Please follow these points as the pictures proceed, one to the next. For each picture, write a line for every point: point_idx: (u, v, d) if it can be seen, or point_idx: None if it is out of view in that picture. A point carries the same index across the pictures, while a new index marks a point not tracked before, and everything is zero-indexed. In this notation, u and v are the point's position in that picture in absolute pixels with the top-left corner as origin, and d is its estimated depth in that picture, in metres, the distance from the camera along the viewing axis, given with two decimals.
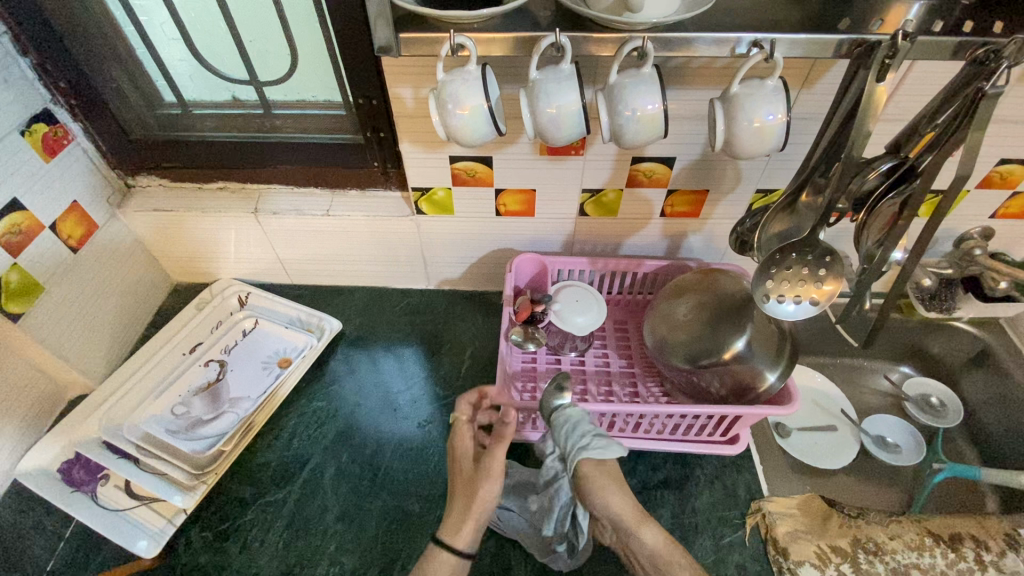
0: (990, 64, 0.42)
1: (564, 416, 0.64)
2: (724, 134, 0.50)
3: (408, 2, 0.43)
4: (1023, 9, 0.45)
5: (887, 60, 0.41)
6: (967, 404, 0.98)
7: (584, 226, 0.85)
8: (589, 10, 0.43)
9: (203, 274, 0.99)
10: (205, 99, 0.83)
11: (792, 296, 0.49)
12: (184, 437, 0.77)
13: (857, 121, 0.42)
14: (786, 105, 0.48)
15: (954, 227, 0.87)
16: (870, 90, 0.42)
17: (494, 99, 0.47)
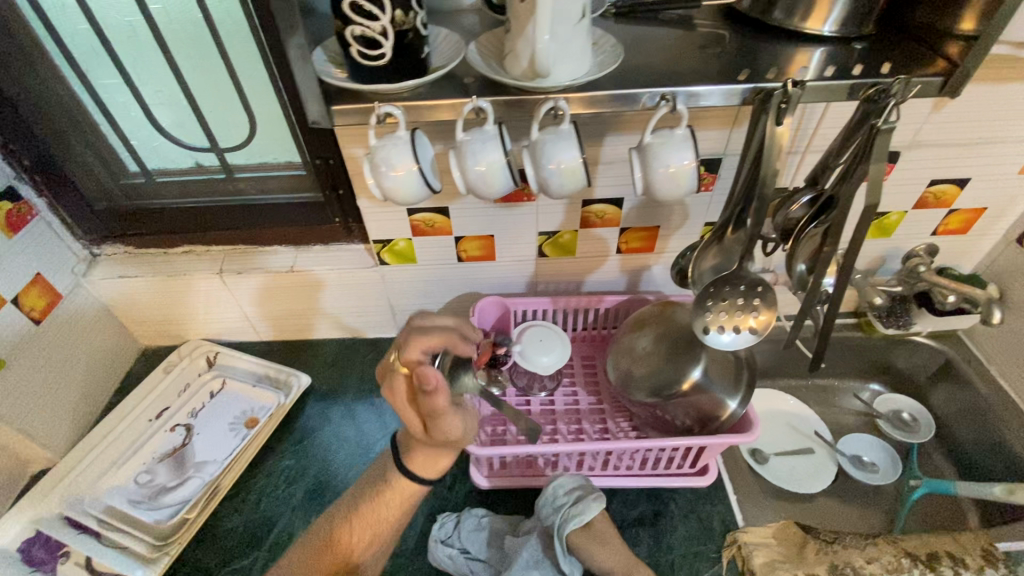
0: (880, 100, 0.45)
1: (546, 489, 0.69)
2: (643, 180, 0.53)
3: (339, 78, 0.45)
4: (907, 54, 0.50)
5: (783, 105, 0.44)
6: (938, 418, 0.99)
7: (545, 267, 0.87)
8: (505, 76, 0.46)
9: (173, 337, 0.99)
10: (169, 167, 0.85)
11: (730, 326, 0.51)
12: (146, 507, 0.75)
13: (764, 162, 0.44)
14: (693, 152, 0.50)
15: (899, 246, 0.90)
16: (772, 134, 0.44)
17: (425, 161, 0.50)
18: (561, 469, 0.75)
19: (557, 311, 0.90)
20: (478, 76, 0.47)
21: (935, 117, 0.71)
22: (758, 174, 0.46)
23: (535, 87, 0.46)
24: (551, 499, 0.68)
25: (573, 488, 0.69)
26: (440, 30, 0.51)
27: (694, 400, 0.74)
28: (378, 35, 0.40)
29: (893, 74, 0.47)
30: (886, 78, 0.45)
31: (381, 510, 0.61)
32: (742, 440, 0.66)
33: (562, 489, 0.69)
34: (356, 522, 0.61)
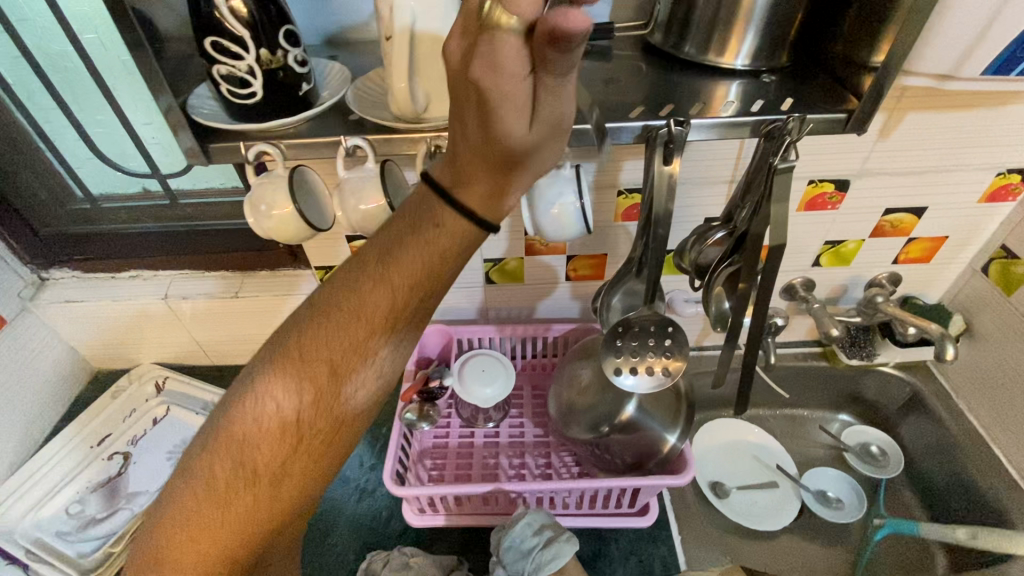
0: (779, 136, 0.44)
1: (513, 530, 0.65)
2: (532, 220, 0.51)
3: (214, 115, 0.43)
4: (816, 91, 0.48)
5: (669, 146, 0.43)
6: (907, 452, 0.95)
7: (494, 294, 0.85)
8: (377, 117, 0.42)
9: (125, 361, 0.98)
10: (114, 192, 0.85)
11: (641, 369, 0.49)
12: (73, 539, 0.74)
13: (657, 204, 0.44)
14: (576, 192, 0.49)
15: (861, 275, 0.87)
16: (659, 175, 0.44)
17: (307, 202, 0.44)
18: (494, 508, 0.72)
19: (504, 340, 0.88)
20: (356, 115, 0.44)
21: (883, 146, 0.69)
22: (650, 214, 0.45)
23: (415, 125, 0.42)
24: (521, 540, 0.64)
25: (542, 528, 0.65)
26: (331, 63, 0.49)
27: (633, 436, 0.71)
28: (244, 73, 0.39)
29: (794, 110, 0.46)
30: (782, 116, 0.44)
31: (405, 266, 0.34)
32: (674, 481, 0.64)
33: (530, 529, 0.65)
34: (357, 303, 0.36)
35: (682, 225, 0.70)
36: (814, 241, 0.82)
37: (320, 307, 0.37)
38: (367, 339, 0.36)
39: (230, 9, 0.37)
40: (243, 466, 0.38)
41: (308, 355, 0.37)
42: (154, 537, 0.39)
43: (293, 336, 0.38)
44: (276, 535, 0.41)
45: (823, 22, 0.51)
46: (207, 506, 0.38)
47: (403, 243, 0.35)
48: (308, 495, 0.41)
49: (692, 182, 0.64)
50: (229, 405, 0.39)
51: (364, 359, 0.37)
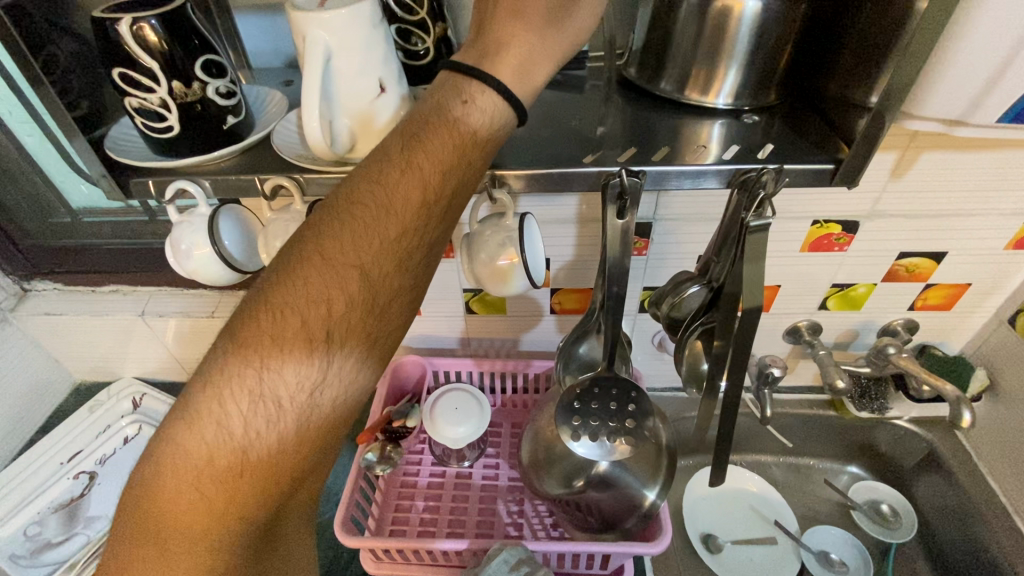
0: (751, 188, 0.40)
1: (489, 565, 0.59)
2: (474, 268, 0.50)
3: (134, 157, 0.41)
4: (798, 139, 0.44)
5: (623, 199, 0.40)
6: (921, 513, 0.87)
7: (474, 325, 0.80)
8: (307, 160, 0.40)
9: (106, 374, 0.97)
10: (95, 207, 0.83)
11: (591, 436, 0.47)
12: (26, 564, 0.73)
13: (608, 258, 0.43)
14: (518, 245, 0.48)
15: (873, 320, 0.80)
16: (612, 229, 0.42)
17: (228, 240, 0.45)
18: (455, 562, 0.67)
19: (483, 374, 0.84)
20: (287, 157, 0.41)
21: (896, 186, 0.62)
22: (604, 265, 0.44)
23: (342, 167, 0.40)
24: None
25: (518, 565, 0.60)
26: (272, 91, 0.47)
27: (610, 491, 0.64)
28: (157, 106, 0.37)
29: (772, 159, 0.42)
30: (757, 168, 0.40)
31: (436, 153, 0.35)
32: (644, 551, 0.60)
33: (507, 565, 0.59)
34: (386, 198, 0.35)
35: (670, 265, 0.64)
36: (821, 283, 0.75)
37: (344, 208, 0.35)
38: (400, 234, 0.35)
39: (140, 41, 0.35)
40: (263, 391, 0.33)
41: (337, 257, 0.34)
42: (162, 499, 0.33)
43: (315, 241, 0.35)
44: (301, 476, 0.36)
45: (822, 55, 0.46)
46: (226, 445, 0.33)
47: (428, 136, 0.36)
48: (337, 424, 0.37)
49: (678, 219, 0.59)
50: (233, 334, 0.34)
51: (399, 256, 0.35)
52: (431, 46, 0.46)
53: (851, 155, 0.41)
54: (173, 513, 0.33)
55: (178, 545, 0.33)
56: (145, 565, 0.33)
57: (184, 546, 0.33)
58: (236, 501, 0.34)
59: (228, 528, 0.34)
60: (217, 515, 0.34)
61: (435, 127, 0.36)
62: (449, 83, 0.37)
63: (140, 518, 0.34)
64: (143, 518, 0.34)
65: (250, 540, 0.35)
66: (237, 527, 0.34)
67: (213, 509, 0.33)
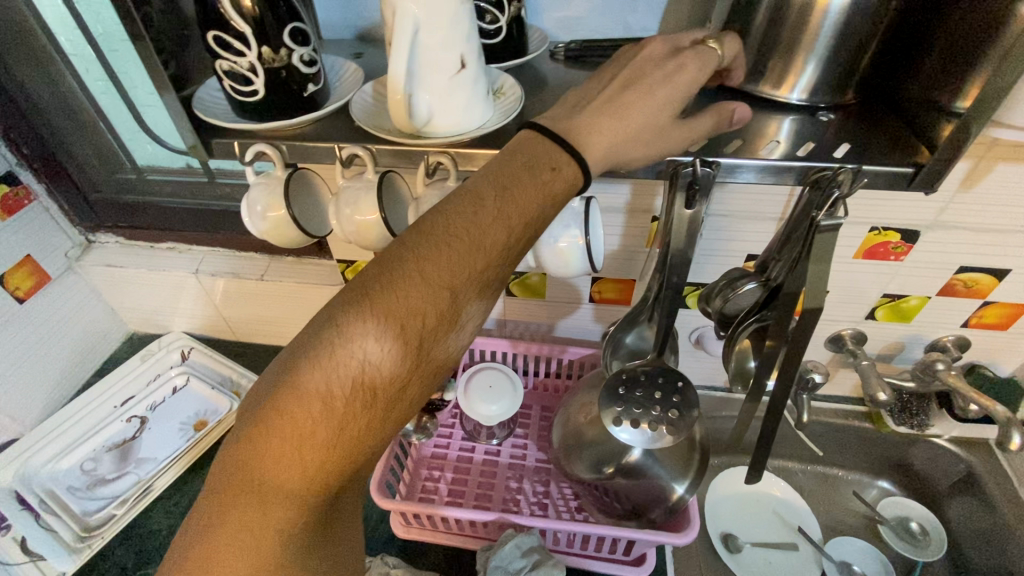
0: (826, 188, 0.40)
1: (501, 549, 0.63)
2: (535, 252, 0.50)
3: (220, 117, 0.43)
4: (873, 141, 0.43)
5: (694, 188, 0.40)
6: (952, 534, 0.85)
7: (512, 307, 0.81)
8: (383, 130, 0.41)
9: (157, 327, 1.02)
10: (159, 166, 0.87)
11: (631, 421, 0.46)
12: (83, 495, 0.78)
13: (673, 246, 0.43)
14: (582, 228, 0.48)
15: (922, 334, 0.78)
16: (680, 217, 0.42)
17: (301, 205, 0.47)
18: (480, 532, 0.68)
19: (517, 355, 0.85)
20: (359, 123, 0.43)
21: (964, 198, 0.60)
22: (666, 255, 0.45)
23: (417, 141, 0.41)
24: (508, 561, 0.63)
25: (529, 551, 0.64)
26: (348, 62, 0.48)
27: (638, 481, 0.65)
28: (246, 72, 0.39)
29: (849, 159, 0.41)
30: (833, 165, 0.39)
31: (535, 181, 0.38)
32: (672, 541, 0.60)
33: (518, 551, 0.63)
34: (489, 214, 0.37)
35: (719, 261, 0.63)
36: (871, 292, 0.73)
37: (440, 227, 0.37)
38: (497, 250, 0.37)
39: (236, 8, 0.36)
40: (361, 383, 0.35)
41: (439, 260, 0.36)
42: (259, 457, 0.34)
43: (413, 248, 0.36)
44: (371, 458, 0.38)
45: (907, 55, 0.44)
46: (326, 423, 0.34)
47: (520, 179, 0.38)
48: (402, 420, 0.39)
49: (731, 216, 0.58)
50: (338, 318, 0.35)
51: (481, 281, 0.37)
52: (503, 25, 0.47)
53: (933, 160, 0.40)
54: (264, 481, 0.34)
55: (274, 500, 0.34)
56: (235, 514, 0.34)
57: (274, 506, 0.34)
58: (321, 474, 0.35)
59: (313, 494, 0.35)
60: (305, 485, 0.35)
61: (536, 164, 0.38)
62: (534, 143, 0.39)
63: (234, 473, 0.34)
64: (237, 472, 0.34)
65: (325, 507, 0.37)
66: (318, 499, 0.36)
67: (301, 479, 0.35)
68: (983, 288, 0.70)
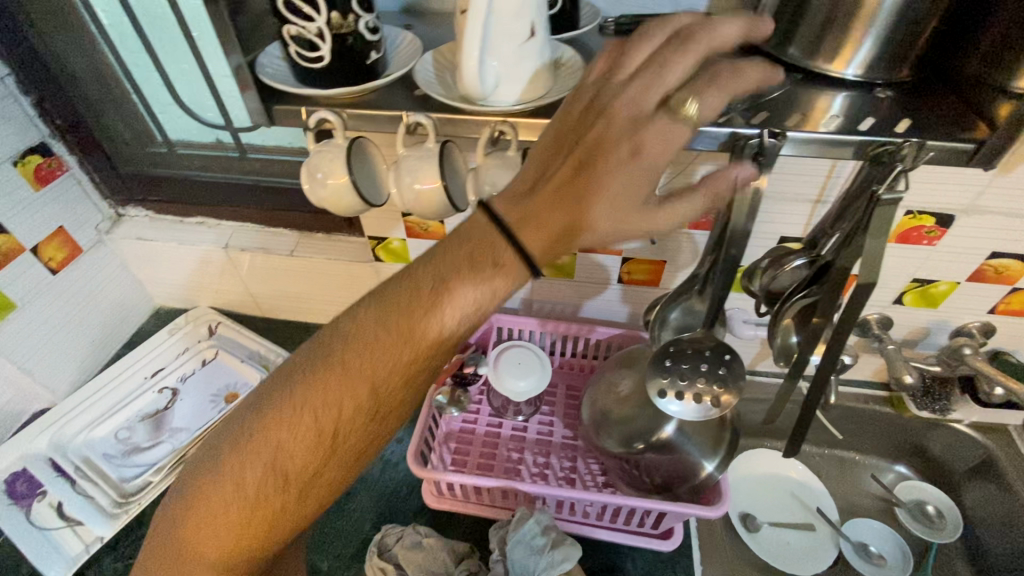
0: (888, 162, 0.40)
1: (523, 523, 0.64)
2: None
3: (282, 79, 0.44)
4: (931, 118, 0.43)
5: (760, 158, 0.40)
6: (967, 518, 0.87)
7: (540, 286, 0.82)
8: (444, 95, 0.42)
9: (184, 301, 1.03)
10: (192, 140, 0.88)
11: (674, 393, 0.47)
12: (119, 463, 0.80)
13: (736, 217, 0.41)
14: None
15: (948, 320, 0.79)
16: (743, 187, 0.40)
17: (361, 168, 0.46)
18: (510, 504, 0.70)
19: (545, 335, 0.86)
20: (422, 91, 0.44)
21: (1003, 182, 0.61)
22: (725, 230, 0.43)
23: (482, 109, 0.42)
24: (530, 536, 0.64)
25: (549, 528, 0.65)
26: (404, 33, 0.48)
27: (669, 457, 0.66)
28: (313, 37, 0.39)
29: (909, 135, 0.41)
30: (895, 141, 0.40)
31: (457, 289, 0.39)
32: (705, 515, 0.61)
33: (539, 527, 0.64)
34: (402, 327, 0.40)
35: (754, 241, 0.64)
36: (901, 277, 0.74)
37: (356, 335, 0.41)
38: (407, 362, 0.41)
39: None
40: (273, 471, 0.41)
41: (349, 368, 0.41)
42: (192, 520, 0.42)
43: (330, 353, 0.41)
44: (292, 533, 0.44)
45: (964, 33, 0.44)
46: (237, 502, 0.41)
47: (450, 278, 0.39)
48: (326, 501, 0.44)
49: (769, 197, 0.59)
50: (261, 410, 0.42)
51: (391, 386, 0.41)
52: None
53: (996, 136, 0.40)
54: (191, 544, 0.42)
55: (200, 559, 0.42)
56: (174, 565, 0.43)
57: (198, 567, 0.42)
58: (240, 547, 0.42)
59: (238, 561, 0.43)
60: (227, 553, 0.42)
61: (467, 268, 0.39)
62: (486, 231, 0.39)
63: (174, 533, 0.43)
64: (178, 532, 0.42)
65: (257, 566, 0.44)
66: (239, 565, 0.42)
67: (224, 548, 0.42)
68: (1013, 275, 0.71)
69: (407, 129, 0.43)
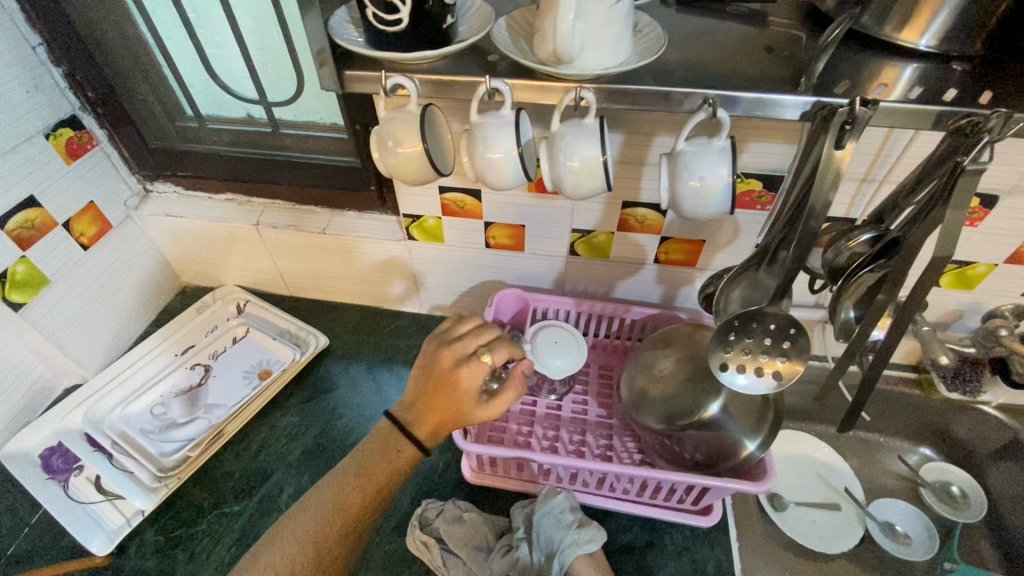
0: (972, 134, 0.39)
1: (554, 498, 0.67)
2: (670, 193, 0.47)
3: (354, 43, 0.44)
4: (1008, 88, 0.42)
5: (847, 127, 0.39)
6: (992, 498, 0.87)
7: (574, 265, 0.82)
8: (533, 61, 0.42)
9: (210, 280, 1.02)
10: (221, 115, 0.86)
11: (737, 365, 0.48)
12: (156, 438, 0.79)
13: (817, 192, 0.42)
14: (730, 165, 0.44)
15: (981, 302, 0.79)
16: (827, 157, 0.40)
17: (433, 137, 0.46)
18: (552, 479, 0.71)
19: (580, 315, 0.86)
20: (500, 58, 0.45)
21: None
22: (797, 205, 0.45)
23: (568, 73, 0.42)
24: (559, 511, 0.66)
25: (576, 509, 0.67)
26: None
27: (711, 433, 0.67)
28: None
29: (990, 105, 0.40)
30: (984, 110, 0.39)
31: (377, 471, 0.58)
32: (751, 490, 0.62)
33: (567, 507, 0.67)
34: (345, 489, 0.57)
35: None
36: None
37: (309, 502, 0.57)
38: (353, 507, 0.57)
39: None
40: None
41: (308, 519, 0.55)
42: None
43: (287, 523, 0.56)
44: None
45: None
46: None
47: (373, 469, 0.59)
48: None
49: None
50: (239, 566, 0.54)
51: (344, 530, 0.56)
52: None
53: None
54: None
55: None
56: None
57: None
58: None
59: None
60: None
61: (384, 459, 0.59)
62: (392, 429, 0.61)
63: None
64: None
65: None
66: None
67: None
68: None
69: (487, 96, 0.43)
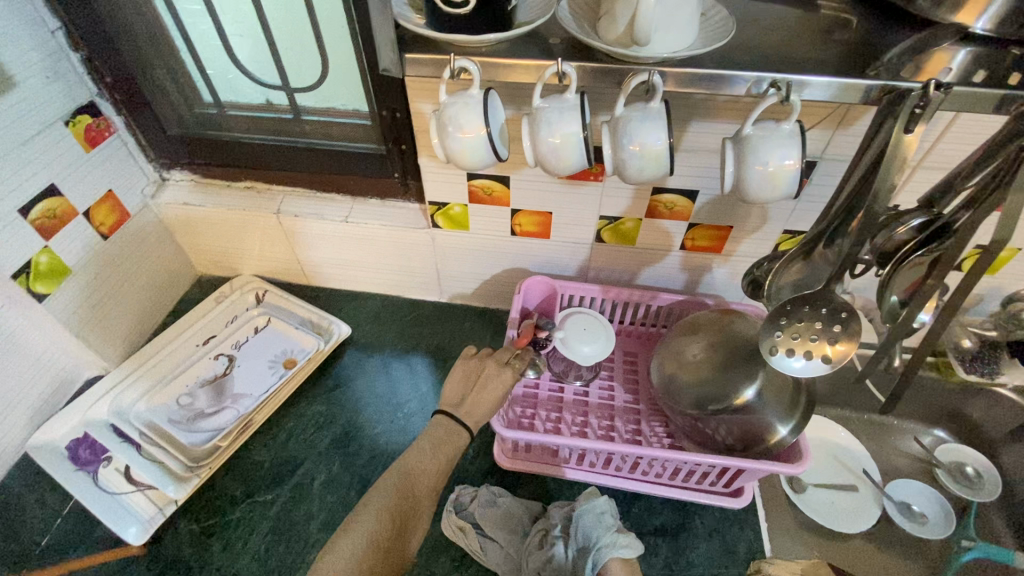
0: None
1: (597, 499, 0.65)
2: (734, 177, 0.49)
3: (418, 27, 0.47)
4: None
5: (917, 111, 0.40)
6: (1005, 477, 0.88)
7: (600, 252, 0.82)
8: (597, 41, 0.45)
9: (226, 269, 1.01)
10: (240, 102, 0.84)
11: (791, 350, 0.49)
12: (184, 428, 0.79)
13: (881, 173, 0.42)
14: (798, 150, 0.46)
15: (1002, 286, 0.80)
16: (897, 139, 0.41)
17: (494, 124, 0.47)
18: (585, 463, 0.72)
19: (604, 301, 0.86)
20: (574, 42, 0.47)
21: None
22: (857, 189, 0.48)
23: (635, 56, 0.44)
24: (600, 512, 0.64)
25: (618, 517, 0.65)
26: None
27: (743, 417, 0.68)
28: None
29: None
30: None
31: (438, 449, 0.60)
32: (788, 472, 0.63)
33: (609, 512, 0.65)
34: (410, 470, 0.58)
35: None
36: None
37: (379, 486, 0.57)
38: (421, 487, 0.57)
39: None
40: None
41: (384, 497, 0.55)
42: None
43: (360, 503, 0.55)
44: None
45: None
46: None
47: (432, 456, 0.60)
48: None
49: None
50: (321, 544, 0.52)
51: (414, 510, 0.56)
52: None
53: None
54: None
55: None
56: None
57: None
58: None
59: None
60: None
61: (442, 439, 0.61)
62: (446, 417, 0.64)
63: None
64: None
65: None
66: None
67: None
68: None
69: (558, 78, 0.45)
